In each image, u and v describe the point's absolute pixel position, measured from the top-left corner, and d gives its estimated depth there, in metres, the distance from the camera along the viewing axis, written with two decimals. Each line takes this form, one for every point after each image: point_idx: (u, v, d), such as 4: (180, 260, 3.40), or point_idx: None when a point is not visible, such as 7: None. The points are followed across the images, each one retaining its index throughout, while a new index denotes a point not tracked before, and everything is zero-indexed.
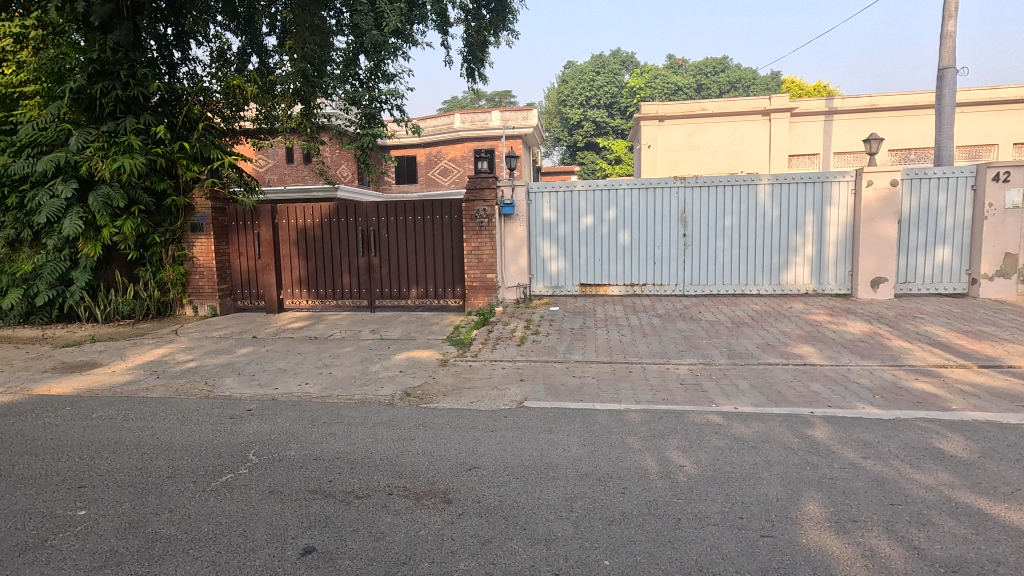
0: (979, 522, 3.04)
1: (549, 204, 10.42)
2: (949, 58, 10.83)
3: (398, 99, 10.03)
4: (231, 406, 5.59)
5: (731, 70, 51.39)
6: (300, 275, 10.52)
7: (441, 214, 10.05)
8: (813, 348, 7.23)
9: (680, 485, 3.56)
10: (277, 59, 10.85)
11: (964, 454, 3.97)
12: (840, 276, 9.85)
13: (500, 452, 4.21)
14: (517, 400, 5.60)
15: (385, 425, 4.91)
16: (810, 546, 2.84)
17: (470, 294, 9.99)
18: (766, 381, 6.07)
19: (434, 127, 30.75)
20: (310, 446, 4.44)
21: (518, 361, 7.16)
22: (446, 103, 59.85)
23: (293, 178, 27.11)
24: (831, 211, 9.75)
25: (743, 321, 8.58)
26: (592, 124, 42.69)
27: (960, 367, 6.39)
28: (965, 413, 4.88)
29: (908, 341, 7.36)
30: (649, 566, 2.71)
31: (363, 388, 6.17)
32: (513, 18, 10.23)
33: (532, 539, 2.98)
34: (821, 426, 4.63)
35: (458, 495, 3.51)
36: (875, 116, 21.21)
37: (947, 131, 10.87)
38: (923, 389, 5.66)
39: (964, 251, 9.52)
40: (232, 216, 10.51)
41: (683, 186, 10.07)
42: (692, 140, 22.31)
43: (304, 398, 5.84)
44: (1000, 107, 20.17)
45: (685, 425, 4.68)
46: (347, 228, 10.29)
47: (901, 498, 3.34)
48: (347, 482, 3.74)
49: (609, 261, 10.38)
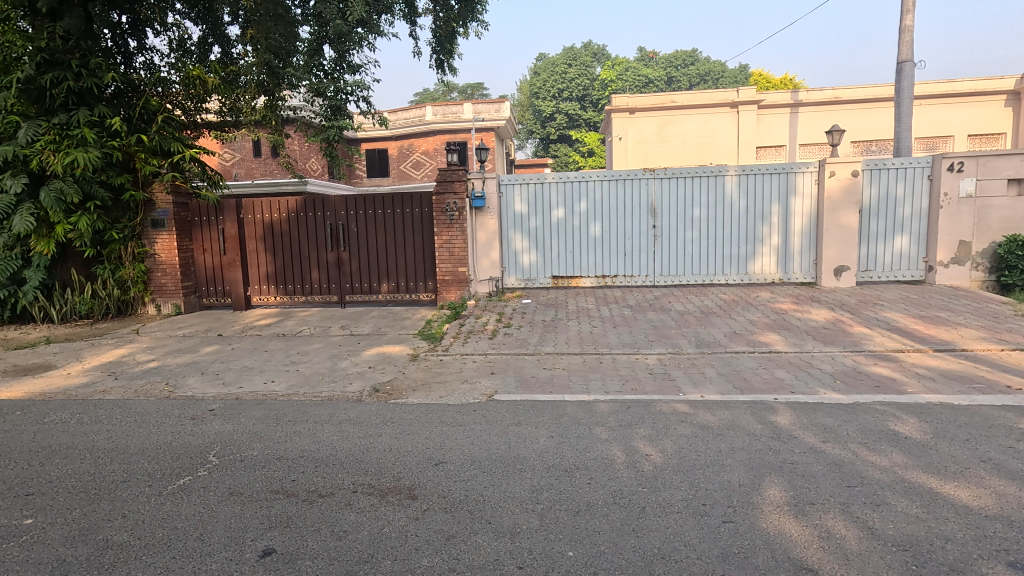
0: (931, 501, 3.14)
1: (520, 196, 10.38)
2: (907, 52, 11.13)
3: (365, 91, 9.84)
4: (192, 406, 5.43)
5: (701, 63, 51.92)
6: (267, 272, 10.30)
7: (411, 208, 9.92)
8: (778, 336, 7.37)
9: (645, 474, 3.60)
10: (239, 49, 10.49)
11: (918, 436, 4.10)
12: (805, 265, 10.06)
13: (468, 446, 4.17)
14: (487, 393, 5.57)
15: (352, 422, 4.83)
16: (770, 530, 2.89)
17: (442, 288, 9.92)
18: (733, 368, 6.19)
19: (406, 119, 30.38)
20: (273, 445, 4.34)
21: (489, 354, 7.15)
22: (418, 95, 59.59)
23: (261, 172, 26.50)
24: (796, 201, 9.94)
25: (711, 311, 8.70)
26: (564, 116, 42.77)
27: (917, 351, 6.60)
28: (920, 395, 5.04)
29: (868, 327, 7.59)
30: (613, 556, 2.72)
31: (330, 385, 6.07)
32: (482, 9, 10.09)
33: (496, 532, 2.96)
34: (784, 412, 4.73)
35: (424, 490, 3.48)
36: (839, 108, 21.77)
37: (906, 122, 11.14)
38: (881, 373, 5.84)
39: (922, 239, 9.80)
40: (195, 211, 10.20)
41: (652, 178, 10.13)
42: (663, 132, 22.54)
43: (270, 397, 5.71)
44: (956, 99, 20.82)
45: (653, 415, 4.73)
46: (315, 223, 10.10)
47: (857, 480, 3.42)
48: (311, 481, 3.67)
49: (581, 253, 10.42)
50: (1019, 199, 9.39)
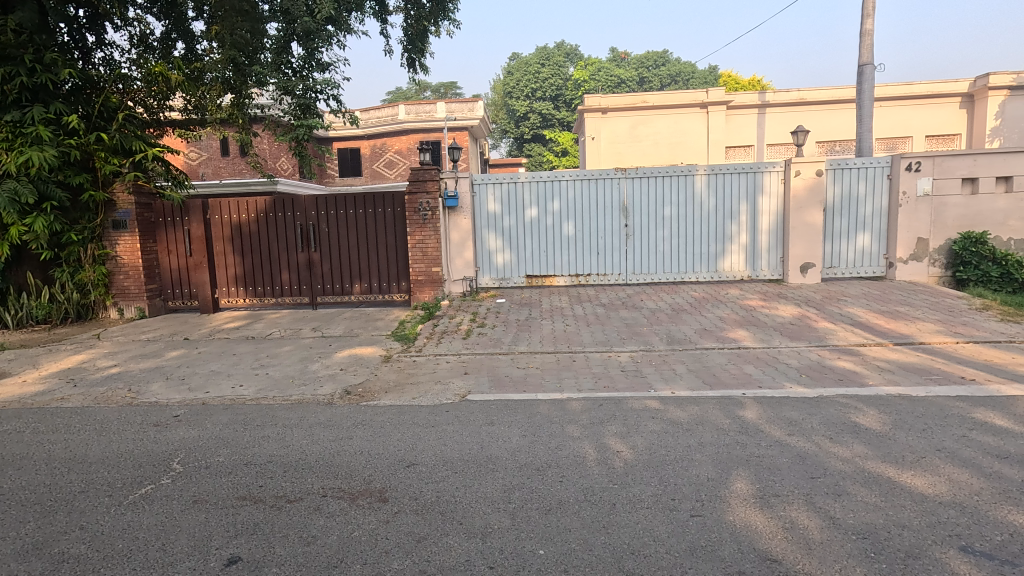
0: (889, 489, 3.24)
1: (493, 195, 10.38)
2: (867, 55, 11.48)
3: (334, 89, 9.66)
4: (155, 413, 5.27)
5: (671, 64, 52.62)
6: (235, 273, 10.09)
7: (384, 208, 9.81)
8: (746, 332, 7.53)
9: (616, 470, 3.63)
10: (204, 45, 10.21)
11: (878, 427, 4.23)
12: (773, 262, 10.29)
13: (440, 447, 4.15)
14: (460, 393, 5.55)
15: (323, 426, 4.76)
16: (736, 523, 2.94)
17: (416, 288, 9.83)
18: (702, 365, 6.29)
19: (378, 118, 30.05)
20: (241, 450, 4.24)
21: (463, 355, 7.11)
22: (391, 95, 59.13)
23: (230, 171, 25.93)
24: (763, 200, 10.15)
25: (682, 308, 8.84)
26: (538, 116, 42.93)
27: (878, 345, 6.81)
28: (880, 388, 5.21)
29: (832, 322, 7.81)
30: (583, 553, 2.73)
31: (301, 388, 5.97)
32: (453, 8, 10.05)
33: (467, 533, 2.95)
34: (751, 406, 4.83)
35: (395, 493, 3.44)
36: (803, 110, 22.36)
37: (866, 124, 11.49)
38: (844, 367, 6.01)
39: (882, 237, 10.11)
40: (159, 212, 9.93)
41: (624, 177, 10.23)
42: (636, 132, 22.79)
43: (238, 402, 5.58)
44: (914, 102, 21.57)
45: (624, 412, 4.78)
46: (285, 223, 9.93)
47: (820, 471, 3.52)
48: (280, 486, 3.60)
49: (554, 253, 10.47)
50: (972, 197, 9.77)
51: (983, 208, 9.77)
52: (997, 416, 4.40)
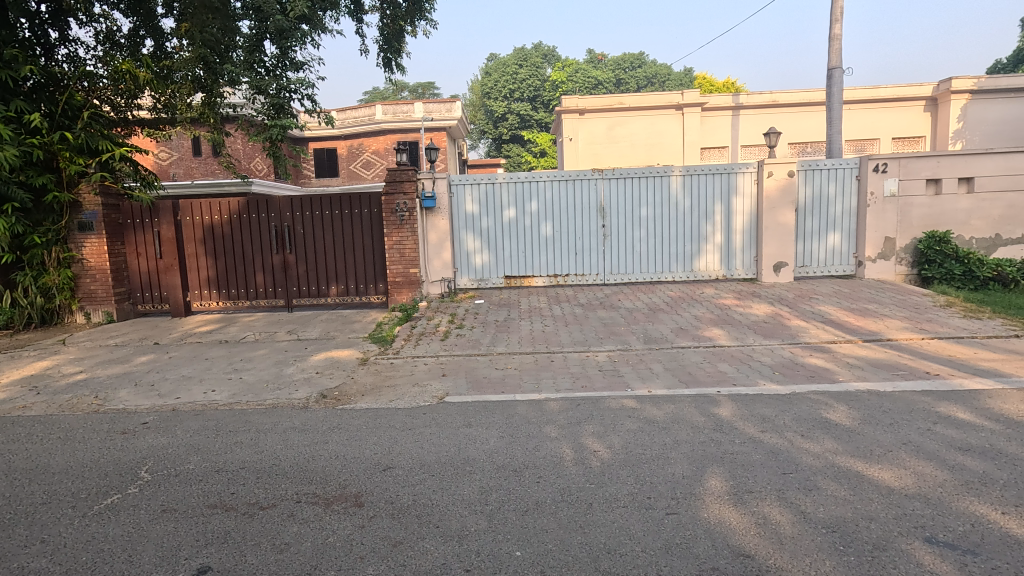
0: (857, 483, 3.32)
1: (471, 196, 10.36)
2: (836, 59, 11.76)
3: (309, 88, 9.42)
4: (123, 420, 5.12)
5: (647, 66, 53.14)
6: (208, 276, 9.88)
7: (360, 209, 9.70)
8: (722, 331, 7.64)
9: (593, 470, 3.65)
10: (174, 42, 9.97)
11: (847, 422, 4.33)
12: (747, 261, 10.46)
13: (417, 450, 4.12)
14: (437, 395, 5.51)
15: (298, 430, 4.68)
16: (710, 520, 2.98)
17: (393, 290, 9.74)
18: (679, 363, 6.35)
19: (355, 118, 29.73)
20: (212, 457, 4.15)
21: (441, 356, 7.07)
22: (368, 95, 58.62)
23: (202, 172, 25.43)
24: (737, 201, 10.32)
25: (659, 307, 8.93)
26: (516, 117, 43.01)
27: (848, 342, 6.97)
28: (850, 384, 5.33)
29: (805, 320, 7.97)
30: (560, 554, 2.73)
31: (275, 392, 5.86)
32: (430, 8, 9.99)
33: (444, 536, 2.93)
34: (726, 404, 4.90)
35: (371, 498, 3.40)
36: (776, 112, 22.78)
37: (837, 126, 11.74)
38: (816, 364, 6.13)
39: (852, 236, 10.37)
40: (127, 213, 9.68)
41: (601, 178, 10.30)
42: (613, 133, 22.93)
43: (209, 407, 5.46)
44: (881, 105, 22.17)
45: (602, 411, 4.80)
46: (258, 225, 9.76)
47: (792, 466, 3.58)
48: (252, 493, 3.53)
49: (532, 253, 10.49)
50: (937, 198, 10.07)
51: (947, 208, 10.08)
52: (960, 410, 4.53)
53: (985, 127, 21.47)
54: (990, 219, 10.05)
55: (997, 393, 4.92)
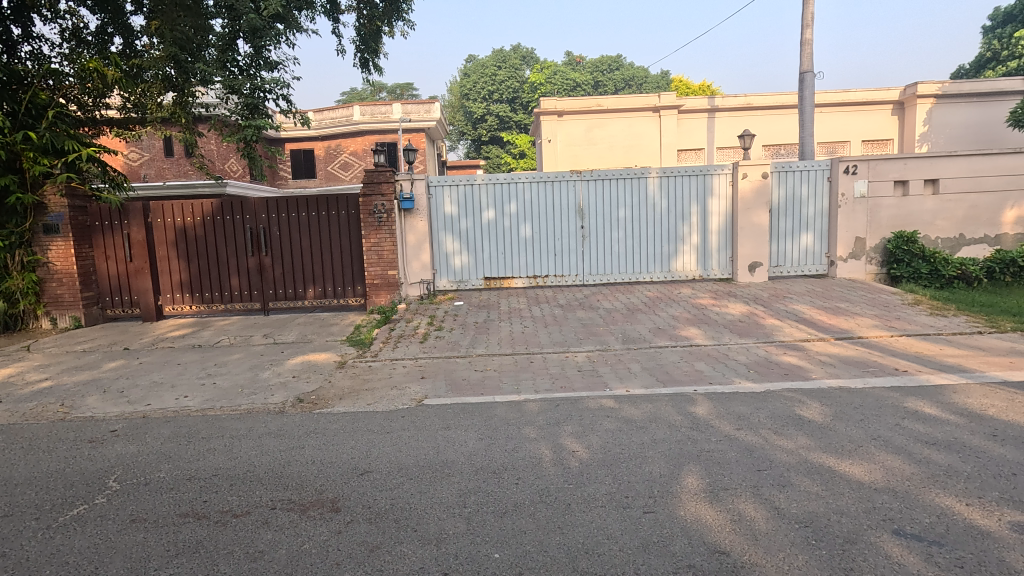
0: (829, 478, 3.39)
1: (449, 198, 10.32)
2: (808, 63, 12.01)
3: (284, 89, 9.26)
4: (90, 428, 4.97)
5: (625, 68, 53.61)
6: (181, 279, 9.68)
7: (337, 210, 9.58)
8: (698, 330, 7.74)
9: (572, 470, 3.66)
10: (143, 40, 9.73)
11: (820, 419, 4.42)
12: (723, 262, 10.61)
13: (395, 454, 4.08)
14: (416, 398, 5.48)
15: (273, 436, 4.60)
16: (687, 518, 3.01)
17: (372, 292, 9.64)
18: (656, 363, 6.42)
19: (332, 119, 29.39)
20: (184, 465, 4.05)
21: (420, 359, 7.02)
22: (346, 95, 58.09)
23: (174, 173, 24.93)
24: (713, 202, 10.46)
25: (637, 307, 9.01)
26: (495, 119, 43.08)
27: (820, 340, 7.12)
28: (822, 381, 5.45)
29: (779, 319, 8.12)
30: (538, 555, 2.73)
31: (250, 397, 5.75)
32: (407, 8, 9.93)
33: (422, 540, 2.91)
34: (702, 402, 4.96)
35: (348, 502, 3.36)
36: (750, 114, 23.18)
37: (809, 129, 11.98)
38: (790, 362, 6.25)
39: (824, 236, 10.60)
40: (95, 215, 9.41)
41: (579, 179, 10.35)
42: (591, 135, 23.05)
43: (181, 414, 5.33)
44: (851, 108, 22.73)
45: (580, 411, 4.82)
46: (233, 227, 9.59)
47: (766, 463, 3.64)
48: (225, 501, 3.46)
49: (511, 254, 10.50)
50: (904, 199, 10.35)
51: (913, 209, 10.37)
52: (926, 405, 4.66)
53: (949, 131, 22.15)
54: (955, 220, 10.36)
55: (961, 388, 5.08)
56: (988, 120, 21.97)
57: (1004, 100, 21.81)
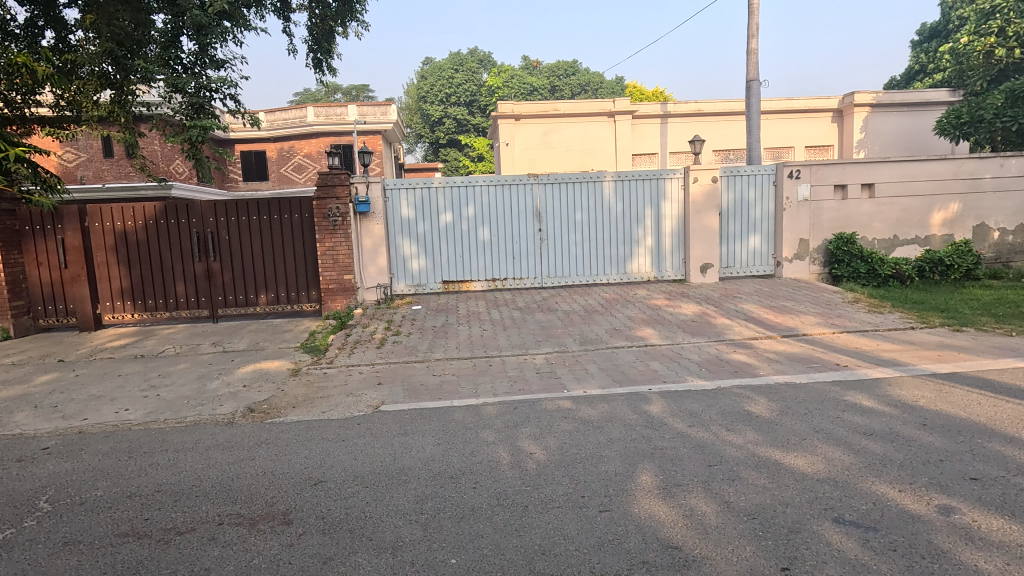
0: (775, 471, 3.52)
1: (407, 201, 10.21)
2: (754, 72, 12.50)
3: (233, 88, 8.91)
4: (20, 446, 4.66)
5: (582, 73, 54.30)
6: (121, 286, 9.22)
7: (290, 213, 9.32)
8: (653, 330, 7.92)
9: (529, 472, 3.67)
10: (78, 34, 9.22)
11: (767, 414, 4.59)
12: (676, 263, 10.89)
13: (350, 462, 4.00)
14: (373, 405, 5.38)
15: (221, 448, 4.43)
16: (641, 515, 3.07)
17: (327, 297, 9.42)
18: (613, 363, 6.53)
19: (284, 120, 28.62)
20: (123, 482, 3.85)
21: (377, 364, 6.91)
22: (299, 95, 56.79)
23: (114, 175, 23.71)
24: (667, 206, 10.73)
25: (595, 309, 9.14)
26: (453, 122, 42.98)
27: (768, 338, 7.41)
28: (769, 378, 5.67)
29: (729, 318, 8.40)
30: (496, 559, 2.73)
31: (198, 408, 5.52)
32: (361, 9, 9.78)
33: (377, 549, 2.85)
34: (657, 401, 5.08)
35: (300, 514, 3.27)
36: (701, 120, 23.95)
37: (755, 135, 12.46)
38: (739, 359, 6.48)
39: (770, 238, 11.03)
40: (26, 219, 8.85)
41: (536, 183, 10.43)
42: (548, 138, 23.27)
43: (121, 428, 5.06)
44: (794, 115, 23.79)
45: (538, 413, 4.85)
46: (178, 231, 9.19)
47: (717, 458, 3.76)
48: (168, 518, 3.30)
49: (470, 258, 10.47)
50: (844, 202, 10.89)
51: (852, 211, 10.92)
52: (865, 398, 4.92)
53: (883, 138, 23.48)
54: (889, 221, 10.98)
55: (895, 381, 5.38)
56: (917, 128, 23.43)
57: (931, 110, 23.29)
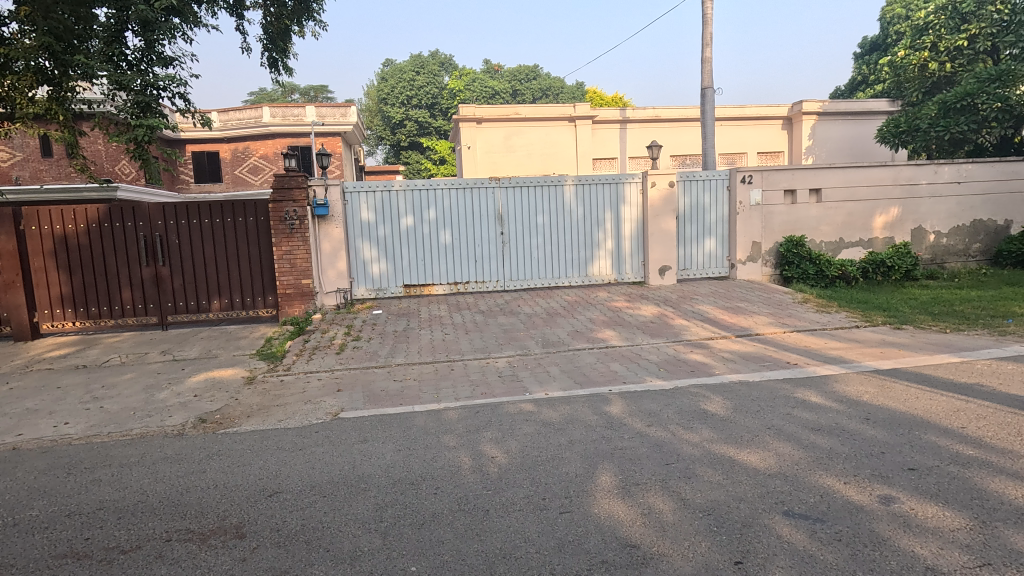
0: (729, 468, 3.63)
1: (367, 204, 10.05)
2: (708, 80, 12.89)
3: (182, 87, 8.57)
4: None
5: (543, 78, 54.72)
6: (62, 293, 8.74)
7: (244, 217, 9.04)
8: (614, 332, 8.04)
9: (491, 476, 3.67)
10: (11, 26, 8.68)
11: (722, 412, 4.73)
12: (636, 266, 11.10)
13: (307, 472, 3.89)
14: (332, 412, 5.27)
15: (170, 461, 4.24)
16: (601, 515, 3.11)
17: (284, 302, 9.18)
18: (574, 365, 6.60)
19: (238, 120, 27.76)
20: (62, 500, 3.64)
21: (336, 370, 6.77)
22: (254, 95, 55.28)
23: (53, 175, 22.51)
24: (626, 209, 10.93)
25: (556, 312, 9.22)
26: (414, 124, 42.58)
27: (723, 338, 7.64)
28: (724, 377, 5.84)
29: (686, 319, 8.61)
30: (456, 564, 2.71)
31: (145, 420, 5.29)
32: (318, 8, 9.60)
33: (335, 560, 2.79)
34: (617, 401, 5.16)
35: (253, 527, 3.16)
36: (659, 126, 24.52)
37: (710, 141, 12.86)
38: (696, 359, 6.65)
39: (725, 242, 11.37)
40: None
41: (498, 186, 10.45)
42: (510, 142, 23.35)
43: (61, 443, 4.79)
44: (747, 122, 24.62)
45: (500, 417, 4.85)
46: (124, 235, 8.79)
47: (674, 457, 3.84)
48: (112, 536, 3.14)
49: (432, 261, 10.39)
50: (793, 206, 11.33)
51: (801, 215, 11.38)
52: (813, 394, 5.13)
53: (830, 145, 24.55)
54: (836, 225, 11.48)
55: (841, 377, 5.63)
56: (860, 136, 24.60)
57: (873, 119, 24.51)
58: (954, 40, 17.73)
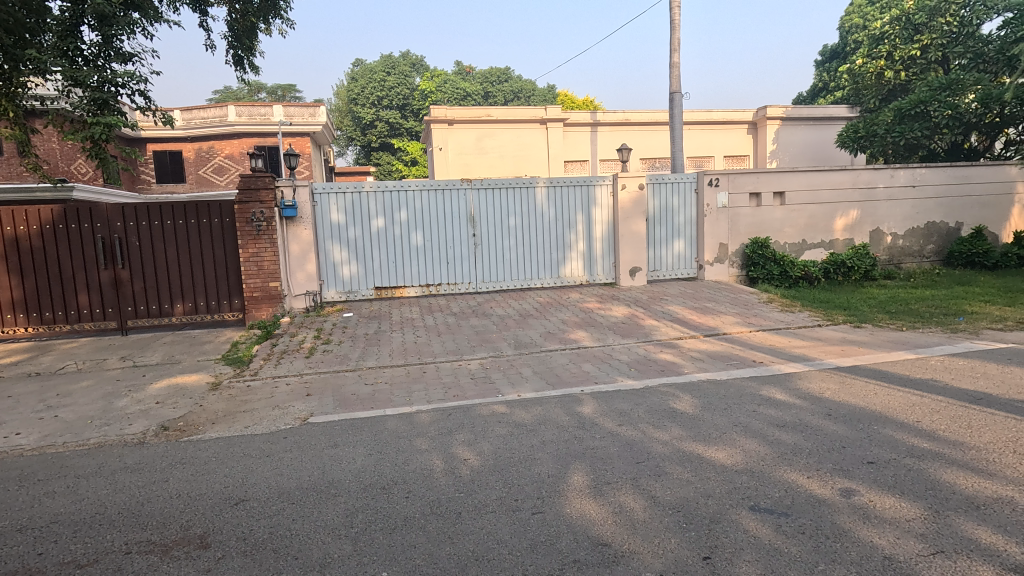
0: (697, 465, 3.70)
1: (336, 205, 9.91)
2: (676, 85, 13.13)
3: (142, 84, 8.29)
4: None
5: (514, 80, 54.87)
6: (13, 297, 8.36)
7: (209, 218, 8.80)
8: (585, 333, 8.11)
9: (463, 479, 3.65)
10: None
11: (691, 410, 4.81)
12: (607, 267, 11.22)
13: (275, 478, 3.81)
14: (301, 417, 5.17)
15: (130, 471, 4.09)
16: (573, 514, 3.13)
17: (251, 306, 8.96)
18: (546, 366, 6.63)
19: (202, 119, 27.03)
20: (12, 514, 3.47)
21: (305, 374, 6.65)
22: (219, 94, 53.91)
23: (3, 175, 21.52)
24: (597, 211, 11.03)
25: (529, 313, 9.25)
26: (385, 125, 42.15)
27: (691, 337, 7.78)
28: (693, 375, 5.95)
29: (657, 320, 8.75)
30: (428, 568, 2.70)
31: (103, 429, 5.09)
32: (285, 6, 9.43)
33: (304, 567, 2.74)
34: (588, 402, 5.20)
35: (218, 536, 3.08)
36: (629, 129, 24.86)
37: (678, 145, 13.16)
38: (666, 359, 6.76)
39: (693, 243, 11.59)
40: None
41: (470, 188, 10.43)
42: (481, 144, 23.33)
43: (11, 455, 4.57)
44: (713, 126, 25.17)
45: (472, 419, 4.83)
46: (80, 236, 8.45)
47: (644, 455, 3.89)
48: (67, 551, 3.01)
49: (404, 263, 10.30)
50: (758, 209, 11.62)
51: (766, 217, 11.67)
52: (778, 392, 5.26)
53: (793, 149, 25.27)
54: (799, 227, 11.83)
55: (805, 375, 5.80)
56: (821, 141, 25.41)
57: (833, 124, 25.33)
58: (909, 50, 18.56)
